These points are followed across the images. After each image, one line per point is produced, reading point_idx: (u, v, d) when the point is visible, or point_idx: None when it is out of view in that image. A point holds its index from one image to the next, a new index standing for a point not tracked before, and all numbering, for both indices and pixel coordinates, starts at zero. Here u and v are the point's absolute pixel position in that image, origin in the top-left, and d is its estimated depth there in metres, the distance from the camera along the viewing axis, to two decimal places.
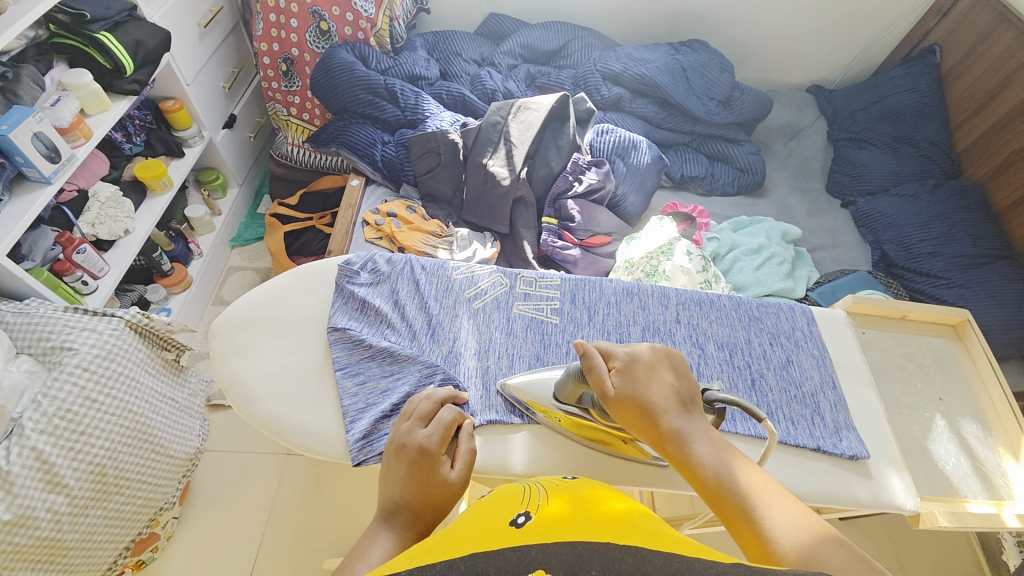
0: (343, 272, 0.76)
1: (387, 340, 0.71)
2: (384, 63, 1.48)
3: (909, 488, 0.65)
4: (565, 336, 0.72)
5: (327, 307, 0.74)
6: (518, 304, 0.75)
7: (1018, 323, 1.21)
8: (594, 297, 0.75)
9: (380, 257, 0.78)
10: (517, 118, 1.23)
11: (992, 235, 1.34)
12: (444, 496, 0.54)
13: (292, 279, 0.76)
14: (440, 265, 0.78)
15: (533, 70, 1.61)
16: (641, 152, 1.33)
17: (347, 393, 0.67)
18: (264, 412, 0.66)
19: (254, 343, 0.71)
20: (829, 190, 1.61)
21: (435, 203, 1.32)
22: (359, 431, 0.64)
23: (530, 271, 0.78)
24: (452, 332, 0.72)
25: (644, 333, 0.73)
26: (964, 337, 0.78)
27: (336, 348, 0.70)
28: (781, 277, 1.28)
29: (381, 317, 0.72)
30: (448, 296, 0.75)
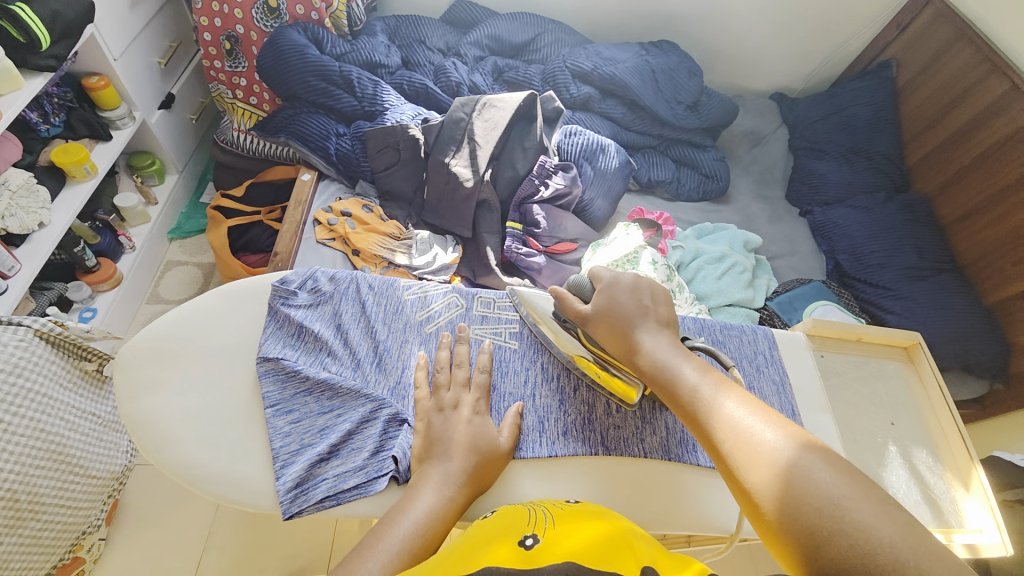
0: (278, 292, 0.69)
1: (328, 370, 0.65)
2: (341, 47, 1.37)
3: None
4: (523, 363, 0.69)
5: (259, 332, 0.67)
6: (475, 328, 0.70)
7: (957, 334, 1.26)
8: None
9: (321, 274, 0.72)
10: (482, 116, 1.17)
11: (936, 249, 1.40)
12: (491, 459, 0.59)
13: (219, 299, 0.69)
14: (390, 284, 0.72)
15: (501, 63, 1.54)
16: (609, 156, 1.30)
17: (278, 433, 0.61)
18: (180, 458, 0.60)
19: (167, 377, 0.64)
20: (788, 199, 1.65)
21: (394, 202, 1.25)
22: (290, 480, 0.58)
23: (488, 291, 0.74)
24: (402, 360, 0.67)
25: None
26: (915, 360, 0.80)
27: (267, 382, 0.64)
28: (742, 287, 1.29)
29: (320, 344, 0.66)
30: (398, 320, 0.69)
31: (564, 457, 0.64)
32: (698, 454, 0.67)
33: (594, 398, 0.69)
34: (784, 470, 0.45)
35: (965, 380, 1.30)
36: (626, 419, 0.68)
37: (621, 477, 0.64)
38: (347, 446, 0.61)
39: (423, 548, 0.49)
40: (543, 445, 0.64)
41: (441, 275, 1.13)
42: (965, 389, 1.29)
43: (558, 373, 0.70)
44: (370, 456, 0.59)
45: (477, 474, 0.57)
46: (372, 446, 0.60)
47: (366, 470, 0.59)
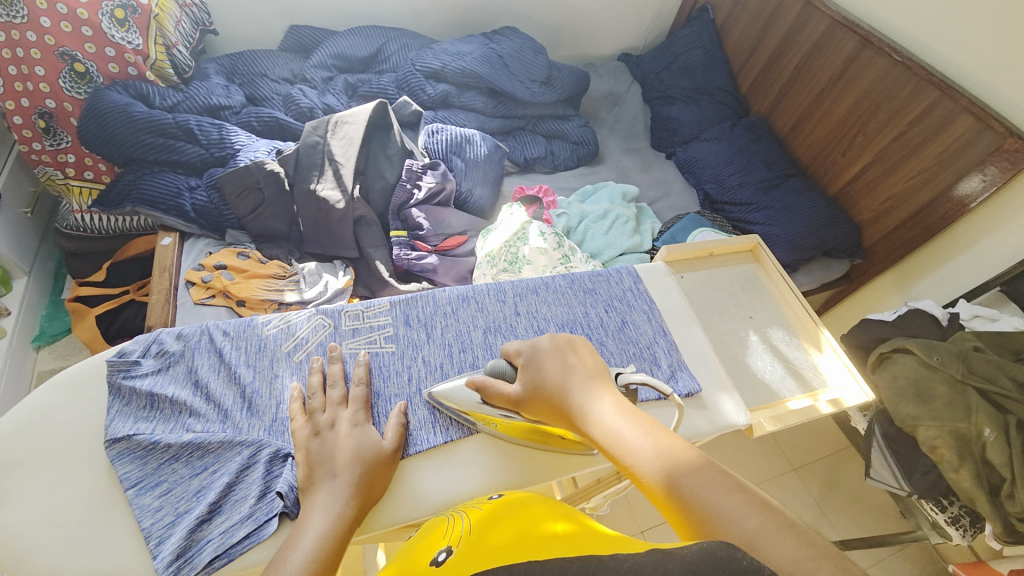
0: (118, 367, 0.65)
1: (193, 431, 0.62)
2: (172, 98, 1.29)
3: (739, 406, 0.71)
4: (404, 363, 0.70)
5: (103, 416, 0.63)
6: (348, 343, 0.70)
7: (815, 227, 1.42)
8: (428, 313, 0.75)
9: (167, 336, 0.69)
10: (336, 135, 1.15)
11: (781, 158, 1.57)
12: (379, 465, 0.59)
13: (55, 396, 0.64)
14: (248, 325, 0.71)
15: (352, 79, 1.52)
16: (476, 145, 1.34)
17: (147, 511, 0.57)
18: (36, 572, 0.54)
19: (8, 492, 0.58)
20: (654, 146, 1.78)
21: (272, 243, 1.20)
22: (169, 553, 0.54)
23: (354, 304, 0.74)
24: (274, 396, 0.65)
25: (487, 334, 0.74)
26: (760, 258, 0.91)
27: (123, 462, 0.59)
28: (629, 235, 1.38)
29: (179, 407, 0.63)
30: (263, 358, 0.68)
31: (459, 439, 0.66)
32: None
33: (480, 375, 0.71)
34: (690, 498, 0.44)
35: (831, 264, 1.47)
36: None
37: (519, 439, 0.67)
38: (229, 500, 0.58)
39: (322, 571, 0.48)
40: (437, 433, 0.66)
41: (338, 301, 1.11)
42: (835, 272, 1.47)
43: (441, 362, 0.71)
44: (256, 501, 0.57)
45: (367, 483, 0.57)
46: (256, 490, 0.58)
47: (254, 517, 0.57)
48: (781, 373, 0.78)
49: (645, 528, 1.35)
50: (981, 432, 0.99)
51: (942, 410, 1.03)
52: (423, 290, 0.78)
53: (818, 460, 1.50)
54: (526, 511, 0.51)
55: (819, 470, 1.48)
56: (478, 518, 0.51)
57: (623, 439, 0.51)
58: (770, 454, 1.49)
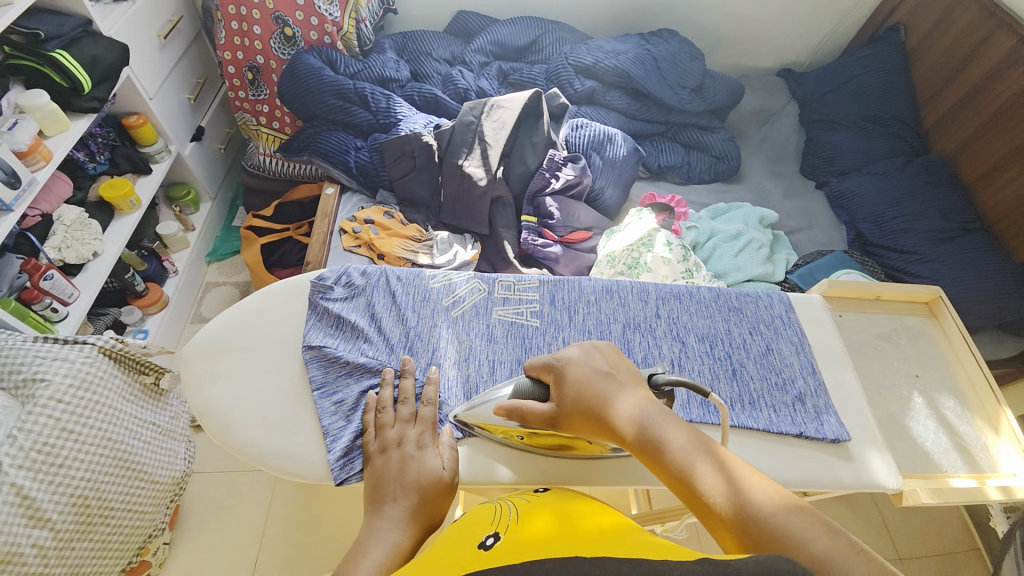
0: (317, 287, 0.75)
1: (365, 355, 0.70)
2: (353, 67, 1.45)
3: (891, 467, 0.65)
4: (546, 339, 0.72)
5: (302, 324, 0.74)
6: (498, 310, 0.74)
7: (990, 293, 1.22)
8: (574, 297, 0.75)
9: (354, 270, 0.77)
10: (490, 117, 1.22)
11: (962, 209, 1.36)
12: (437, 493, 0.59)
13: (264, 297, 0.76)
14: (416, 275, 0.77)
15: (505, 66, 1.59)
16: (617, 145, 1.34)
17: (325, 413, 0.67)
18: (243, 438, 0.66)
19: (226, 368, 0.71)
20: (803, 172, 1.63)
21: (413, 207, 1.31)
22: (338, 450, 0.64)
23: (508, 275, 0.78)
24: (431, 343, 0.72)
25: (625, 329, 0.72)
26: (938, 314, 0.80)
27: (312, 366, 0.70)
28: (760, 262, 1.29)
29: (356, 332, 0.72)
30: (426, 306, 0.74)
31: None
32: (754, 419, 0.65)
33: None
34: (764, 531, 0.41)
35: (1004, 339, 1.25)
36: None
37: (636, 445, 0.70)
38: None
39: None
40: None
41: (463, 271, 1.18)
42: (1006, 350, 1.25)
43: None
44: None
45: (430, 502, 0.58)
46: None
47: None
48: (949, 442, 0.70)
49: None
50: None
51: None
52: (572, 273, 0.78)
53: (934, 556, 1.30)
54: (604, 522, 0.51)
55: (931, 568, 1.28)
56: (533, 512, 0.54)
57: (677, 451, 0.48)
58: (876, 532, 1.33)
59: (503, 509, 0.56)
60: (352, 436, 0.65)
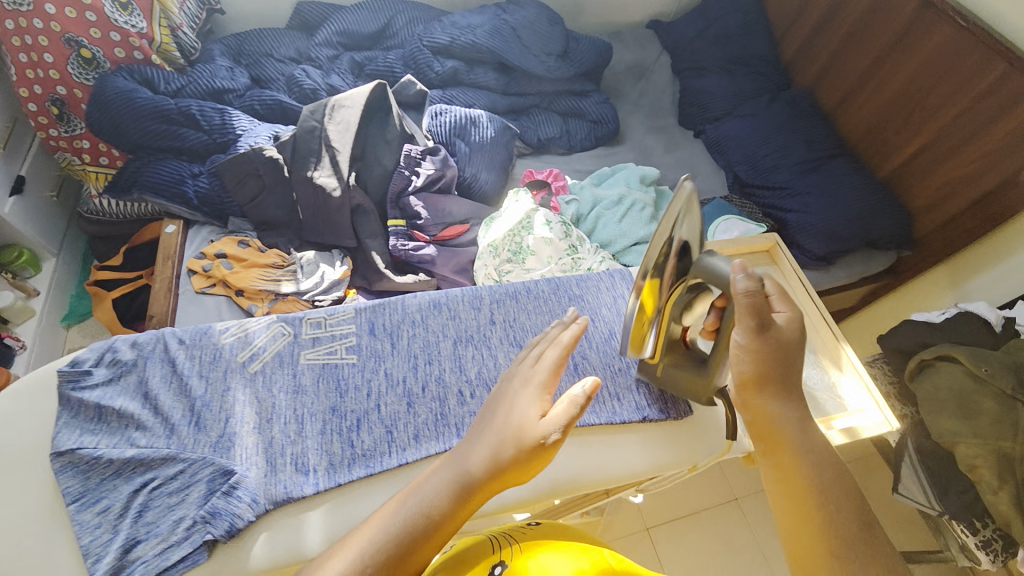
0: (68, 376, 0.67)
1: (137, 446, 0.63)
2: (176, 83, 1.28)
3: None
4: (363, 376, 0.69)
5: (52, 427, 0.65)
6: (306, 354, 0.70)
7: (858, 214, 1.28)
8: (395, 321, 0.73)
9: (121, 343, 0.70)
10: (333, 119, 1.11)
11: (825, 137, 1.41)
12: (529, 452, 0.56)
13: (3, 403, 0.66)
14: (203, 332, 0.71)
15: (358, 57, 1.46)
16: (482, 127, 1.27)
17: (86, 528, 0.60)
18: None
19: None
20: (682, 123, 1.64)
21: (272, 230, 1.18)
22: (102, 572, 0.57)
23: (316, 311, 0.74)
24: (224, 410, 0.66)
25: (456, 344, 0.72)
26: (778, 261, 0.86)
27: (67, 476, 0.62)
28: (645, 223, 1.28)
29: (125, 420, 0.65)
30: (216, 368, 0.68)
31: (417, 462, 0.65)
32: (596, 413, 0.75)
33: (446, 391, 0.69)
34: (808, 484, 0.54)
35: (874, 255, 1.32)
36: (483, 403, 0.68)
37: None
38: (169, 518, 0.60)
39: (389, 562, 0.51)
40: (393, 455, 0.64)
41: (334, 292, 1.08)
42: (876, 264, 1.32)
43: (404, 376, 0.69)
44: (193, 523, 0.59)
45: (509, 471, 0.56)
46: (196, 512, 0.60)
47: (189, 539, 0.59)
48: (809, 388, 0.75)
49: (651, 525, 1.35)
50: None
51: (987, 429, 0.92)
52: (392, 296, 0.76)
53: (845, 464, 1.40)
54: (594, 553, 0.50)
55: None
56: (536, 545, 0.52)
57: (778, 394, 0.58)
58: None
59: (498, 539, 0.55)
60: (122, 550, 0.59)
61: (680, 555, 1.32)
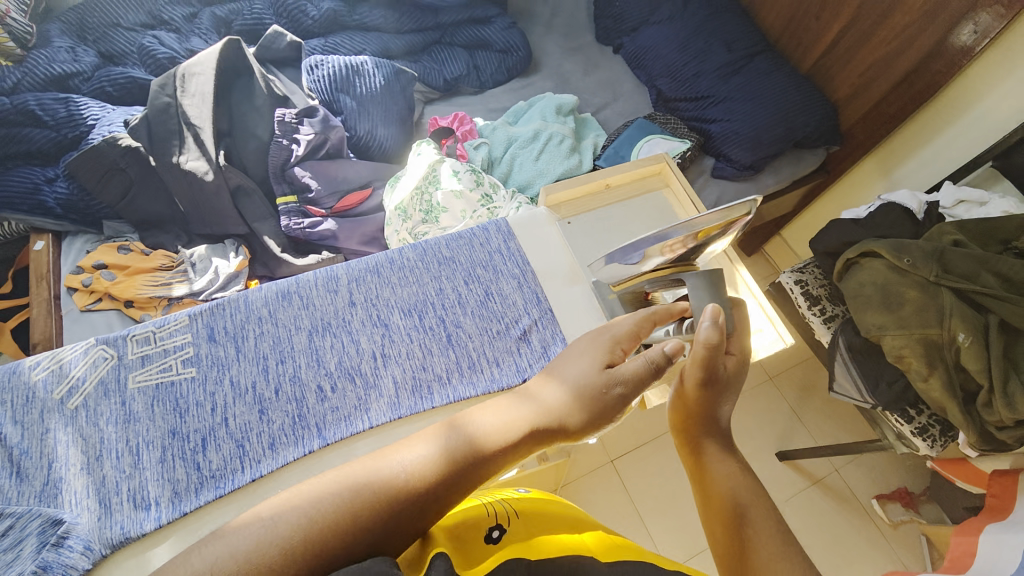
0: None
1: None
2: (9, 77, 1.10)
3: None
4: (203, 390, 0.61)
5: None
6: (136, 376, 0.61)
7: (783, 114, 1.21)
8: (237, 322, 0.65)
9: None
10: (188, 92, 0.98)
11: (746, 34, 1.31)
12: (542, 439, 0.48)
13: None
14: (11, 373, 0.60)
15: (221, 12, 1.28)
16: (368, 76, 1.14)
17: None
18: None
19: None
20: (599, 40, 1.50)
21: (157, 228, 1.07)
22: None
23: (143, 326, 0.64)
24: (45, 456, 0.56)
25: (311, 336, 0.65)
26: (671, 181, 0.79)
27: None
28: (564, 157, 1.21)
29: None
30: (31, 411, 0.58)
31: (273, 474, 0.58)
32: (473, 385, 0.63)
33: (303, 389, 0.62)
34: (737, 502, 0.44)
35: (803, 155, 1.27)
36: (345, 396, 0.62)
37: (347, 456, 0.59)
38: None
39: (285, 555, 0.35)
40: (246, 470, 0.57)
41: (233, 287, 1.00)
42: (807, 165, 1.27)
43: (254, 381, 0.62)
44: None
45: (545, 435, 0.49)
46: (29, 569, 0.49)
47: None
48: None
49: (615, 457, 1.39)
50: (954, 338, 0.89)
51: (911, 319, 0.92)
52: (232, 295, 0.67)
53: (793, 366, 1.46)
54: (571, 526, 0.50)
55: (794, 378, 1.45)
56: (534, 516, 0.50)
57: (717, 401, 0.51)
58: None
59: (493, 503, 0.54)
60: None
61: (645, 479, 1.37)
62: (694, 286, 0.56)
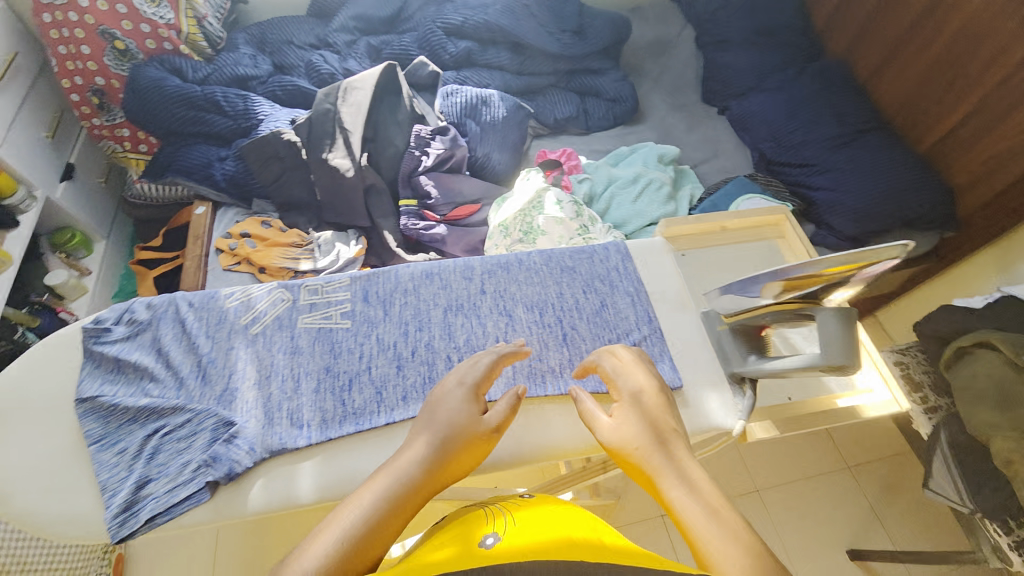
0: (92, 332, 0.69)
1: (150, 396, 0.65)
2: (202, 71, 1.33)
3: (728, 406, 0.66)
4: (355, 340, 0.70)
5: (76, 375, 0.67)
6: (304, 318, 0.71)
7: (891, 191, 1.20)
8: (388, 289, 0.74)
9: (138, 304, 0.72)
10: (346, 101, 1.13)
11: (858, 110, 1.32)
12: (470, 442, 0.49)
13: (27, 359, 0.68)
14: (210, 296, 0.72)
15: (374, 41, 1.48)
16: (494, 107, 1.26)
17: (107, 465, 0.62)
18: (16, 512, 0.60)
19: None
20: (705, 100, 1.57)
21: (295, 211, 1.24)
22: (119, 505, 0.59)
23: (314, 279, 0.74)
24: (227, 367, 0.67)
25: (445, 313, 0.72)
26: (786, 234, 0.83)
27: (88, 420, 0.64)
28: (661, 202, 1.26)
29: (140, 372, 0.67)
30: (221, 329, 0.70)
31: (401, 423, 0.65)
32: None
33: (434, 356, 0.69)
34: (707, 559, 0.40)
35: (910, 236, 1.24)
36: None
37: None
38: (177, 461, 0.62)
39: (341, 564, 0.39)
40: (381, 414, 0.65)
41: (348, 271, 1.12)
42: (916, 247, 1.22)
43: (394, 341, 0.70)
44: (198, 465, 0.61)
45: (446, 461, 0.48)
46: (202, 456, 0.62)
47: (194, 480, 0.61)
48: (782, 387, 0.73)
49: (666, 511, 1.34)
50: None
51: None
52: (385, 266, 0.76)
53: (878, 461, 1.35)
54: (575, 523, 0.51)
55: (877, 472, 1.34)
56: (526, 519, 0.53)
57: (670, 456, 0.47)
58: (820, 447, 1.37)
59: (493, 509, 0.58)
60: (133, 487, 0.60)
61: None
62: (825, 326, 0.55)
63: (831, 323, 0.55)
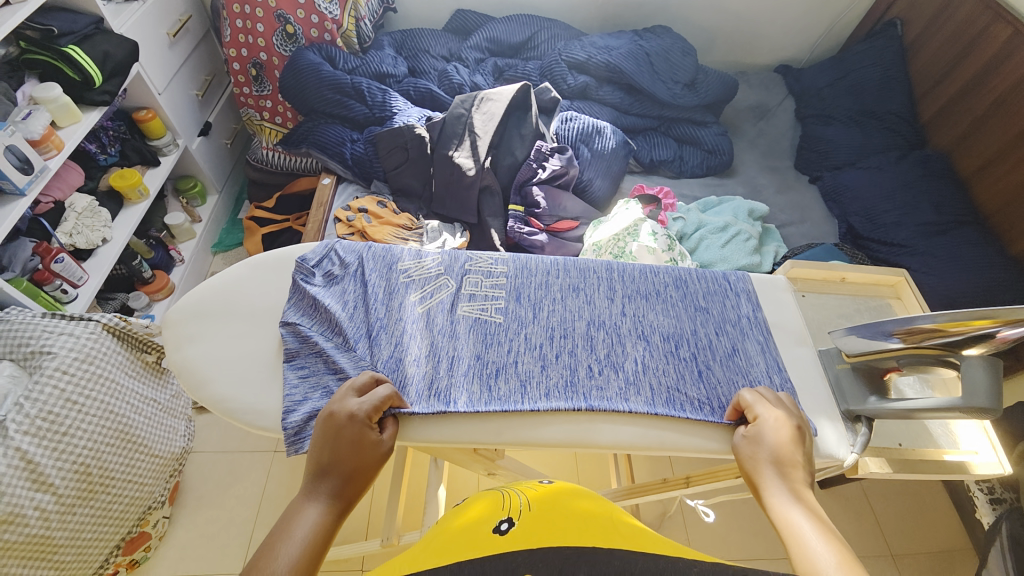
0: (301, 270, 0.84)
1: (331, 342, 0.78)
2: (352, 63, 1.50)
3: (841, 438, 0.73)
4: (507, 334, 0.81)
5: (278, 294, 0.83)
6: (464, 307, 0.83)
7: (982, 285, 1.21)
8: (539, 295, 0.85)
9: (334, 261, 0.87)
10: (480, 109, 1.26)
11: (956, 202, 1.35)
12: (372, 457, 0.62)
13: (243, 270, 0.85)
14: (389, 271, 0.87)
15: (501, 63, 1.62)
16: (606, 138, 1.37)
17: (289, 381, 0.74)
18: (215, 394, 0.74)
19: (204, 331, 0.79)
20: (798, 167, 1.63)
21: (406, 198, 1.34)
22: (291, 425, 0.71)
23: (477, 273, 0.88)
24: (396, 336, 0.79)
25: (589, 327, 0.82)
26: (903, 295, 0.91)
27: (289, 336, 0.77)
28: (747, 253, 1.30)
29: (328, 317, 0.79)
30: (394, 301, 0.83)
31: (543, 412, 0.73)
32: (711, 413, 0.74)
33: (576, 363, 0.78)
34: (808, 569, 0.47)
35: None
36: (608, 381, 0.76)
37: (602, 428, 0.73)
38: None
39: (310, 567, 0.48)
40: (526, 402, 0.73)
41: None
42: None
43: (541, 343, 0.80)
44: None
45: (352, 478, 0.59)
46: None
47: None
48: (893, 432, 0.77)
49: None
50: None
51: None
52: (540, 274, 0.88)
53: (923, 553, 1.30)
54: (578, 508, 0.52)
55: (924, 566, 1.28)
56: (545, 507, 0.52)
57: (786, 503, 0.56)
58: (865, 527, 1.33)
59: (510, 493, 0.58)
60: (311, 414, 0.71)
61: None
62: (972, 376, 0.62)
63: (977, 371, 0.62)
